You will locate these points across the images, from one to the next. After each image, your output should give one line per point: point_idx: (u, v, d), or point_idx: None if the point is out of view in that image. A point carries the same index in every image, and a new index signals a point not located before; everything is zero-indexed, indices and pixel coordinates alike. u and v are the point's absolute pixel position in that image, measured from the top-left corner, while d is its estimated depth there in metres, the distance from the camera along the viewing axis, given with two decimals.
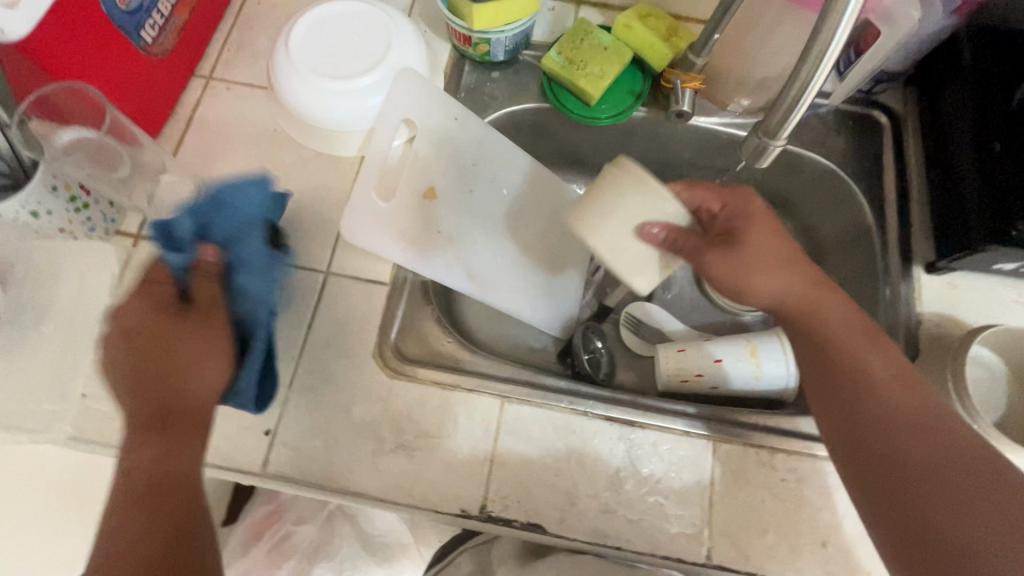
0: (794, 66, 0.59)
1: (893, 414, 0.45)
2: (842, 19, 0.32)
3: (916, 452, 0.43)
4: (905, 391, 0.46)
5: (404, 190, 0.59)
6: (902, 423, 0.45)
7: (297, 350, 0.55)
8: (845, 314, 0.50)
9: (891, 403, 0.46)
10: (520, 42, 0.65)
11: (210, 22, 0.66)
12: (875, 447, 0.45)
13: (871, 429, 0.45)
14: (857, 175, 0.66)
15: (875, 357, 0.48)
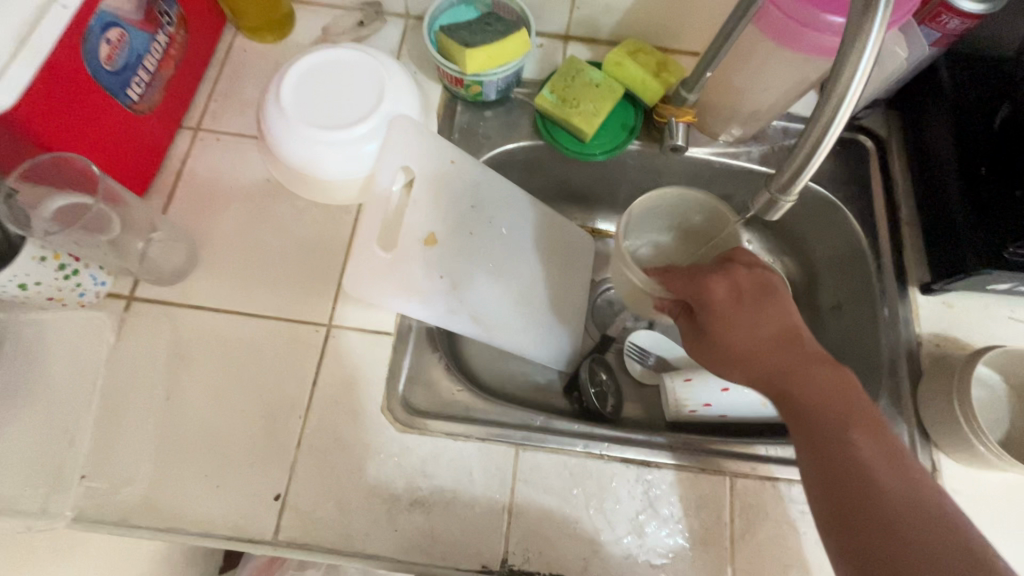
0: (783, 99, 0.60)
1: (890, 507, 0.39)
2: (856, 77, 0.31)
3: (919, 555, 0.36)
4: (896, 472, 0.40)
5: (405, 238, 0.57)
6: (898, 519, 0.38)
7: (304, 408, 0.54)
8: (833, 381, 0.44)
9: (885, 493, 0.39)
10: (512, 81, 0.65)
11: (197, 73, 0.65)
12: (873, 548, 0.38)
13: (864, 526, 0.39)
14: (847, 199, 0.67)
15: (863, 429, 0.42)
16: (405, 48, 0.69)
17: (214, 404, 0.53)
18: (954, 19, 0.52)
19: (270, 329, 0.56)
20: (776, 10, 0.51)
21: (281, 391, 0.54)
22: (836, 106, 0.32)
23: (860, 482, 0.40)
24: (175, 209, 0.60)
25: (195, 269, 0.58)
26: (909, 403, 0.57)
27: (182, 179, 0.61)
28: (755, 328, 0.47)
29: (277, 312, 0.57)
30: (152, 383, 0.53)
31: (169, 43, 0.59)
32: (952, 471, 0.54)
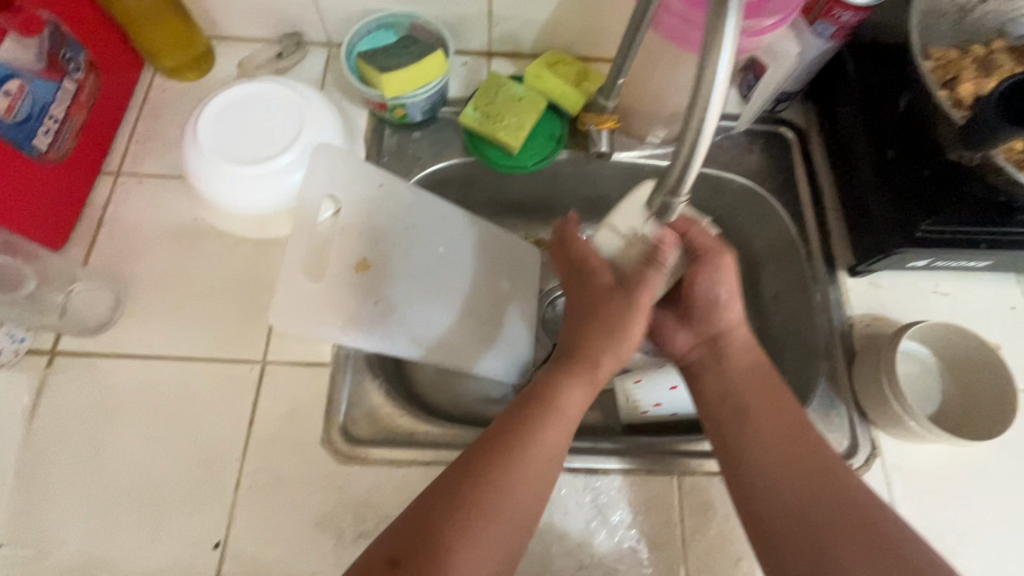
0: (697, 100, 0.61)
1: (772, 450, 0.48)
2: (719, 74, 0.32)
3: (793, 486, 0.46)
4: (792, 433, 0.49)
5: (336, 267, 0.57)
6: (779, 459, 0.48)
7: (241, 450, 0.52)
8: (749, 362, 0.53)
9: (769, 439, 0.48)
10: (438, 100, 0.66)
11: (113, 116, 0.64)
12: (761, 488, 0.47)
13: (755, 468, 0.48)
14: (775, 190, 0.69)
15: (769, 401, 0.50)
16: (328, 76, 0.69)
17: (148, 454, 0.52)
18: (846, 12, 0.54)
19: (202, 371, 0.55)
20: (669, 15, 0.54)
21: (217, 435, 0.53)
22: (701, 125, 0.33)
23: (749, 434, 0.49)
24: (96, 257, 0.59)
25: (120, 317, 0.56)
26: (846, 385, 0.59)
27: (103, 225, 0.60)
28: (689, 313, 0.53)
29: (209, 354, 0.55)
30: (81, 438, 0.52)
31: (77, 90, 0.58)
32: (892, 448, 0.56)
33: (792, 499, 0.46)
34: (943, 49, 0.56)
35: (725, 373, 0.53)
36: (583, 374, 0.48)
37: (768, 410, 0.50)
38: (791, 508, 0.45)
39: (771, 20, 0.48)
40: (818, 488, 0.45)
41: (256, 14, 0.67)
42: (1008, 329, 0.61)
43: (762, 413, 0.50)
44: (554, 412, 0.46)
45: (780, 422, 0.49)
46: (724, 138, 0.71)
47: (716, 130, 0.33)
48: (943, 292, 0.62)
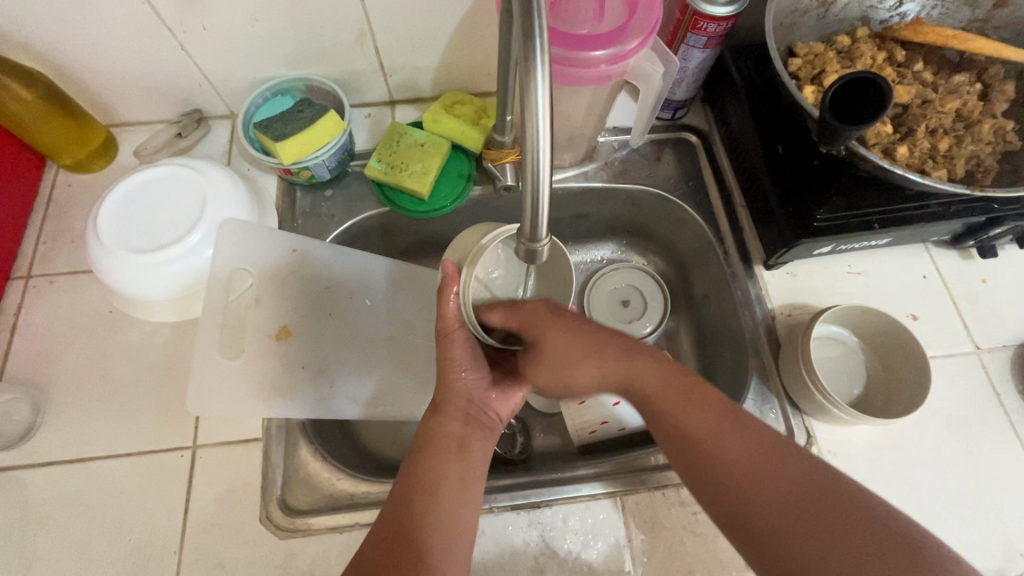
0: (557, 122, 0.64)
1: (744, 469, 0.43)
2: (537, 130, 0.32)
3: (775, 498, 0.41)
4: (740, 435, 0.44)
5: (253, 338, 0.58)
6: (755, 470, 0.42)
7: (177, 542, 0.51)
8: (660, 370, 0.48)
9: (733, 459, 0.43)
10: (344, 156, 0.66)
11: (18, 220, 0.63)
12: (751, 514, 0.41)
13: (734, 495, 0.42)
14: (686, 195, 0.70)
15: (695, 409, 0.46)
16: (233, 146, 0.69)
17: (82, 563, 0.50)
18: (711, 24, 0.57)
19: (132, 466, 0.54)
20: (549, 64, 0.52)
21: (152, 530, 0.52)
22: (535, 186, 0.33)
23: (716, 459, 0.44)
24: (13, 365, 0.58)
25: (42, 424, 0.55)
26: (775, 378, 0.60)
27: (17, 331, 0.59)
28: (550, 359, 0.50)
29: (139, 446, 0.55)
30: (10, 556, 0.50)
31: None
32: (825, 434, 0.57)
33: (777, 512, 0.40)
34: (808, 44, 0.58)
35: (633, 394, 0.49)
36: (451, 451, 0.48)
37: (717, 424, 0.45)
38: (787, 531, 0.40)
39: (633, 42, 0.50)
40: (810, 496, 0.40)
41: (151, 98, 0.67)
42: (922, 298, 0.63)
43: (713, 429, 0.45)
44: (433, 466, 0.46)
45: (740, 431, 0.44)
46: (631, 150, 0.72)
47: (549, 191, 0.33)
48: (856, 271, 0.64)
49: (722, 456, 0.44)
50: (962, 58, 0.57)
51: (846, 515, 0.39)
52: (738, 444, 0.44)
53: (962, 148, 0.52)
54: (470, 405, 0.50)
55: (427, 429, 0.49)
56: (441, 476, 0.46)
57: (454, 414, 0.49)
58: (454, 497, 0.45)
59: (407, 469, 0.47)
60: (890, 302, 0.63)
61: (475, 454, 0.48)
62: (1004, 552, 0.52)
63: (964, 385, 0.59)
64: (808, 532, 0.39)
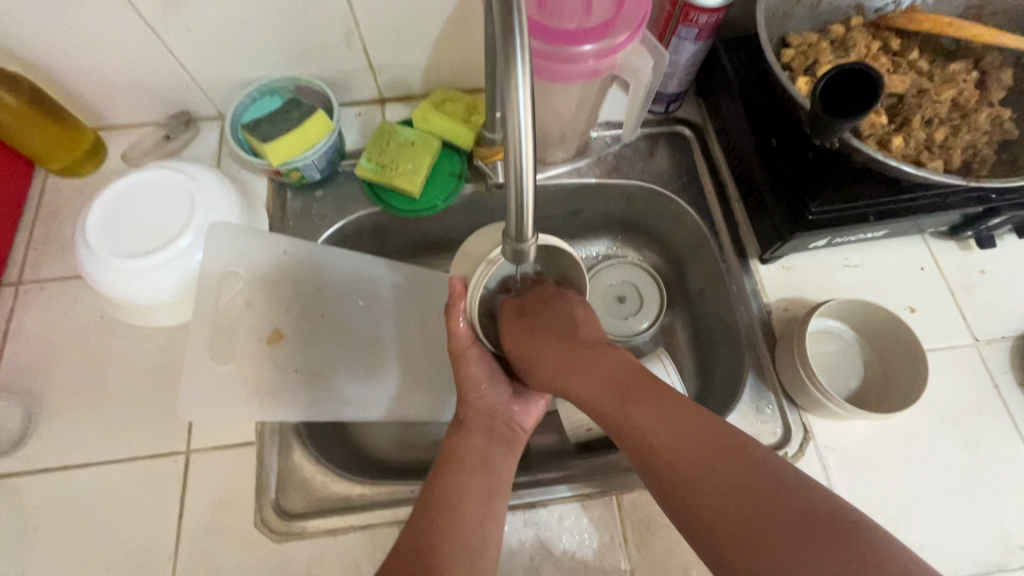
0: (548, 118, 0.63)
1: (671, 441, 0.39)
2: (518, 134, 0.31)
3: (708, 485, 0.36)
4: (668, 421, 0.40)
5: (245, 342, 0.58)
6: (689, 458, 0.38)
7: (172, 548, 0.51)
8: (604, 362, 0.45)
9: (669, 448, 0.39)
10: (334, 156, 0.66)
11: (7, 227, 0.63)
12: (688, 504, 0.37)
13: (661, 468, 0.39)
14: (680, 190, 0.70)
15: (631, 400, 0.42)
16: (222, 148, 0.69)
17: (78, 570, 0.50)
18: (702, 16, 0.56)
19: (126, 473, 0.54)
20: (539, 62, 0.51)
21: (147, 536, 0.52)
22: (519, 189, 0.33)
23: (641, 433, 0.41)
24: (5, 373, 0.57)
25: (35, 431, 0.55)
26: (771, 373, 0.59)
27: (9, 338, 0.59)
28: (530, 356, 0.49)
29: (132, 453, 0.54)
30: (6, 564, 0.50)
31: None
32: (823, 429, 0.56)
33: (713, 504, 0.36)
34: (801, 34, 0.57)
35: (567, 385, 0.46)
36: (476, 465, 0.49)
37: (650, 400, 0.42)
38: (704, 495, 0.37)
39: (622, 36, 0.50)
40: (726, 469, 0.37)
41: (138, 101, 0.66)
42: (920, 290, 0.62)
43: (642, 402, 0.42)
44: (455, 472, 0.48)
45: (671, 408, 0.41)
46: (624, 145, 0.71)
47: (533, 194, 0.33)
48: (853, 264, 0.63)
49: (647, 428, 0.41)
50: (959, 45, 0.56)
51: (777, 505, 0.34)
52: (664, 428, 0.40)
53: (959, 138, 0.51)
54: (494, 422, 0.53)
55: (452, 444, 0.51)
56: (463, 487, 0.47)
57: (479, 432, 0.52)
58: (480, 505, 0.46)
59: (431, 479, 0.48)
60: (887, 294, 0.62)
61: (496, 468, 0.49)
62: (1002, 545, 0.52)
63: (962, 378, 0.58)
64: (726, 505, 0.36)
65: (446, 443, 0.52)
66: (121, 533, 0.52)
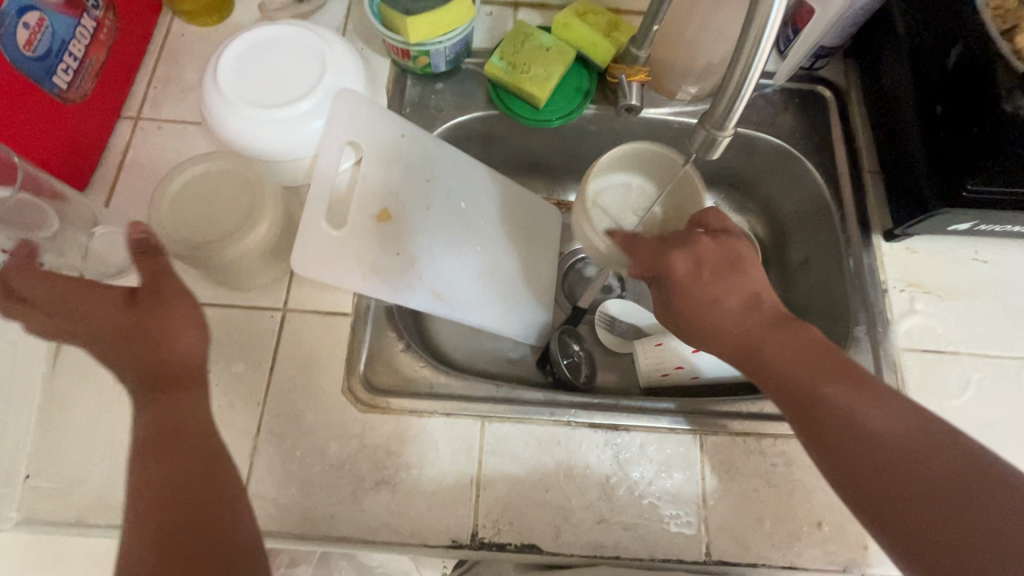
0: (697, 45, 0.60)
1: (848, 414, 0.40)
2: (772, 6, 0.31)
3: (938, 485, 0.36)
4: (892, 417, 0.40)
5: (357, 214, 0.56)
6: (915, 447, 0.38)
7: (261, 396, 0.52)
8: (795, 340, 0.45)
9: (888, 435, 0.39)
10: (461, 50, 0.64)
11: (134, 59, 0.62)
12: (894, 477, 0.37)
13: (871, 460, 0.38)
14: (809, 152, 0.66)
15: (788, 359, 0.44)
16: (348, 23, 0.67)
17: None
18: None
19: (223, 318, 0.54)
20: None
21: (238, 379, 0.53)
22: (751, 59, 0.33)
23: (854, 415, 0.40)
24: (116, 202, 0.58)
25: None
26: (877, 350, 0.57)
27: (124, 169, 0.59)
28: (711, 295, 0.46)
29: (231, 300, 0.55)
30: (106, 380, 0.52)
31: (97, 28, 0.57)
32: None
33: (940, 494, 0.36)
34: None
35: (748, 340, 0.46)
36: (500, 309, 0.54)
37: (840, 379, 0.42)
38: (907, 483, 0.37)
39: None
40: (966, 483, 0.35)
41: None
42: None
43: (855, 404, 0.41)
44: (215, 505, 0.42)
45: (871, 399, 0.41)
46: (758, 96, 0.68)
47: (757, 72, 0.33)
48: (983, 259, 0.60)
49: (872, 422, 0.40)
50: None
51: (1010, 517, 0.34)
52: (894, 431, 0.39)
53: None
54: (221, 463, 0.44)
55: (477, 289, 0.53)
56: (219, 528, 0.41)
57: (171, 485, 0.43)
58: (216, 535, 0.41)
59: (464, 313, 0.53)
60: (1014, 297, 0.58)
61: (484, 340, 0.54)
62: None
63: None
64: (924, 496, 0.36)
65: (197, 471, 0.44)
66: (213, 372, 0.53)
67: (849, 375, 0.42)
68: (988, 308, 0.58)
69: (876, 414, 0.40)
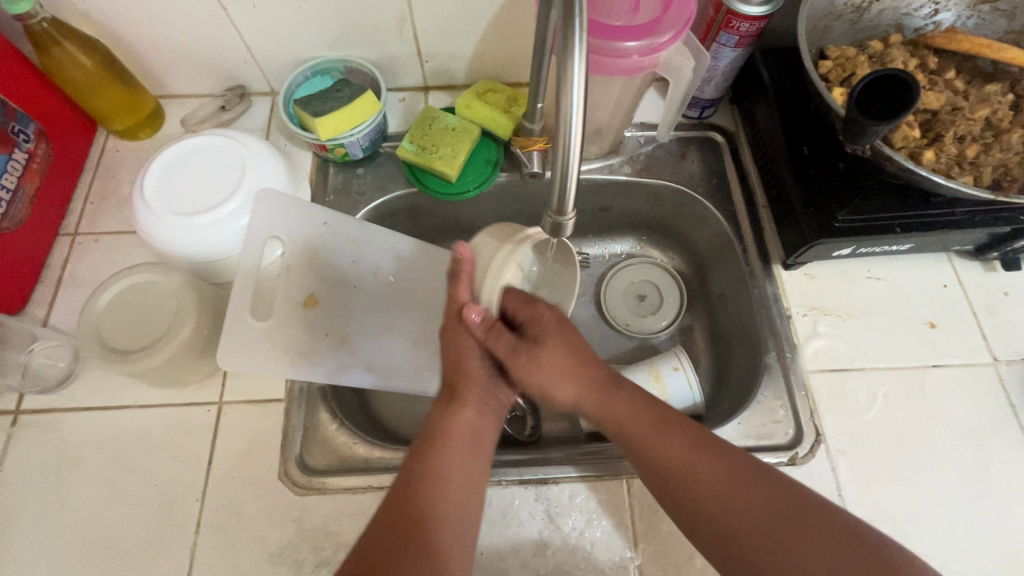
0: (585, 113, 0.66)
1: (717, 498, 0.45)
2: (572, 118, 0.35)
3: (766, 528, 0.43)
4: (721, 471, 0.46)
5: (283, 305, 0.61)
6: (736, 496, 0.45)
7: (200, 491, 0.54)
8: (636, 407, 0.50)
9: (722, 486, 0.45)
10: (377, 137, 0.69)
11: (69, 180, 0.66)
12: (730, 531, 0.44)
13: (750, 547, 0.43)
14: (708, 193, 0.71)
15: (632, 424, 0.49)
16: (271, 123, 0.72)
17: (111, 503, 0.53)
18: (744, 23, 0.58)
19: (162, 419, 0.57)
20: None
21: (177, 478, 0.54)
22: (565, 162, 0.36)
23: (694, 477, 0.46)
24: (56, 316, 0.61)
25: (80, 372, 0.58)
26: (789, 374, 0.60)
27: (63, 284, 0.63)
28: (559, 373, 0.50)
29: (167, 400, 0.57)
30: (46, 494, 0.54)
31: (29, 158, 0.61)
32: (835, 433, 0.57)
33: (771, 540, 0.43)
34: (840, 47, 0.59)
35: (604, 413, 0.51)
36: (465, 445, 0.48)
37: (706, 460, 0.46)
38: (745, 530, 0.44)
39: (666, 36, 0.53)
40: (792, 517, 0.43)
41: (199, 72, 0.70)
42: (941, 307, 0.63)
43: (734, 496, 0.45)
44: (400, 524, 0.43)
45: (709, 457, 0.46)
46: (656, 147, 0.73)
47: (576, 172, 0.36)
48: (876, 276, 0.64)
49: (709, 482, 0.45)
50: (995, 68, 0.57)
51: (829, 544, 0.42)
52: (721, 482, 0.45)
53: (990, 156, 0.52)
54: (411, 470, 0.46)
55: (440, 420, 0.48)
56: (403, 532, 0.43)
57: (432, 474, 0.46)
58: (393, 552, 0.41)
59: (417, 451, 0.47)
60: (907, 310, 0.63)
61: (470, 506, 0.46)
62: (1008, 560, 0.52)
63: (979, 395, 0.58)
64: (772, 547, 0.43)
65: (431, 441, 0.47)
66: (153, 473, 0.55)
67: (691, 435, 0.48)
68: (885, 323, 0.62)
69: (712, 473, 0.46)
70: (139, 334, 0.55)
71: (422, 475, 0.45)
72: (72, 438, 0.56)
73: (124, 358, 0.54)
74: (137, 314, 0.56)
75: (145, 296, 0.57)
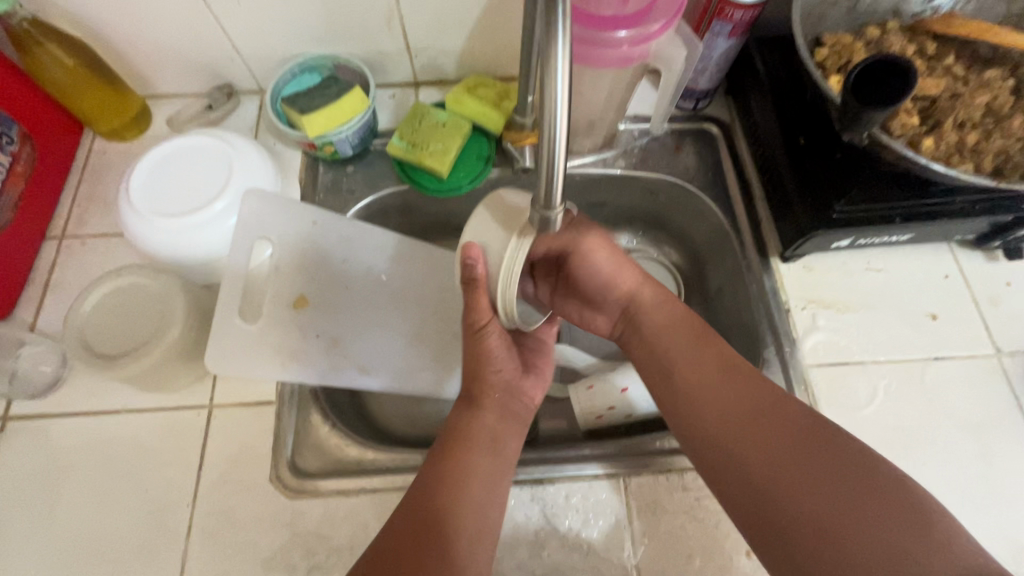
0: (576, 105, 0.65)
1: (721, 416, 0.49)
2: (557, 112, 0.34)
3: (759, 449, 0.46)
4: (727, 396, 0.49)
5: (272, 305, 0.60)
6: (734, 420, 0.48)
7: (191, 495, 0.53)
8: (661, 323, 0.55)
9: (721, 407, 0.49)
10: (367, 134, 0.67)
11: (56, 183, 0.66)
12: (728, 452, 0.47)
13: (745, 471, 0.46)
14: (703, 186, 0.70)
15: (657, 340, 0.55)
16: (260, 122, 0.71)
17: (101, 509, 0.53)
18: (737, 11, 0.56)
19: (152, 423, 0.56)
20: None
21: (168, 482, 0.54)
22: (551, 156, 0.35)
23: (702, 397, 0.50)
24: (43, 320, 0.60)
25: (69, 376, 0.57)
26: (788, 368, 0.59)
27: (51, 286, 0.62)
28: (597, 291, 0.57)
29: (157, 403, 0.57)
30: (35, 501, 0.53)
31: (13, 161, 0.60)
32: None
33: (768, 462, 0.45)
34: (836, 34, 0.58)
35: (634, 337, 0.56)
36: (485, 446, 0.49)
37: (720, 384, 0.50)
38: (745, 450, 0.47)
39: (656, 25, 0.52)
40: (788, 441, 0.46)
41: (186, 72, 0.69)
42: (942, 298, 0.62)
43: (738, 417, 0.48)
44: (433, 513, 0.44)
45: (720, 381, 0.50)
46: (650, 139, 0.72)
47: (562, 165, 0.35)
48: (876, 268, 0.63)
49: (715, 402, 0.49)
50: (996, 53, 0.56)
51: (827, 471, 0.43)
52: (725, 405, 0.49)
53: (991, 143, 0.51)
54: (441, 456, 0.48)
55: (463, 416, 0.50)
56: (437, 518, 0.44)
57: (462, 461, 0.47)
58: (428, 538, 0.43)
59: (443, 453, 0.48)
60: (908, 301, 0.61)
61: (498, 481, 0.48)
62: (1014, 555, 0.51)
63: (982, 387, 0.57)
64: (767, 468, 0.45)
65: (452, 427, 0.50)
66: (144, 477, 0.54)
67: (715, 358, 0.52)
68: (885, 315, 0.61)
69: (719, 394, 0.50)
70: (127, 339, 0.54)
71: (450, 461, 0.47)
72: (61, 444, 0.55)
73: (110, 362, 0.53)
74: (124, 318, 0.55)
75: (132, 299, 0.56)
